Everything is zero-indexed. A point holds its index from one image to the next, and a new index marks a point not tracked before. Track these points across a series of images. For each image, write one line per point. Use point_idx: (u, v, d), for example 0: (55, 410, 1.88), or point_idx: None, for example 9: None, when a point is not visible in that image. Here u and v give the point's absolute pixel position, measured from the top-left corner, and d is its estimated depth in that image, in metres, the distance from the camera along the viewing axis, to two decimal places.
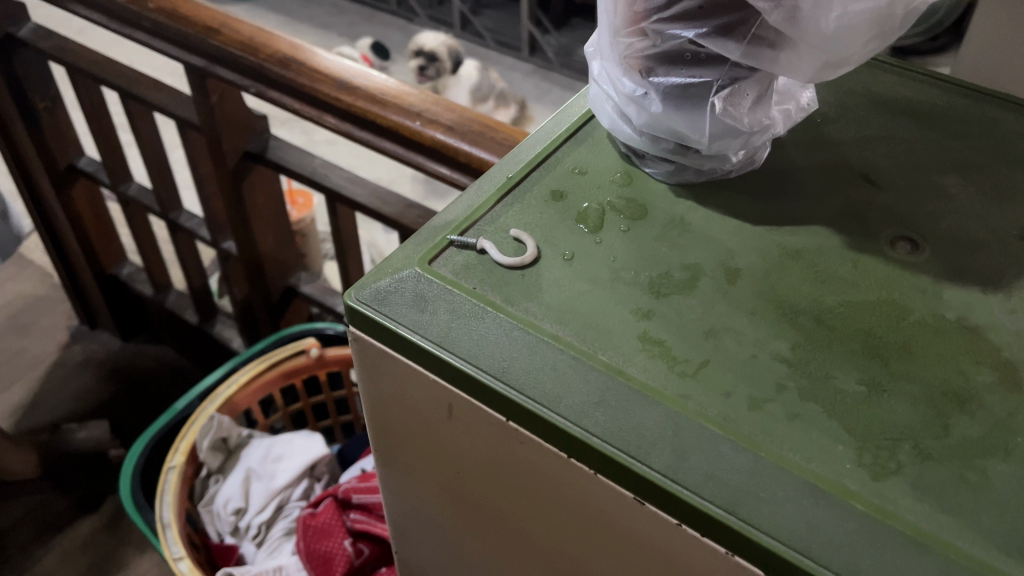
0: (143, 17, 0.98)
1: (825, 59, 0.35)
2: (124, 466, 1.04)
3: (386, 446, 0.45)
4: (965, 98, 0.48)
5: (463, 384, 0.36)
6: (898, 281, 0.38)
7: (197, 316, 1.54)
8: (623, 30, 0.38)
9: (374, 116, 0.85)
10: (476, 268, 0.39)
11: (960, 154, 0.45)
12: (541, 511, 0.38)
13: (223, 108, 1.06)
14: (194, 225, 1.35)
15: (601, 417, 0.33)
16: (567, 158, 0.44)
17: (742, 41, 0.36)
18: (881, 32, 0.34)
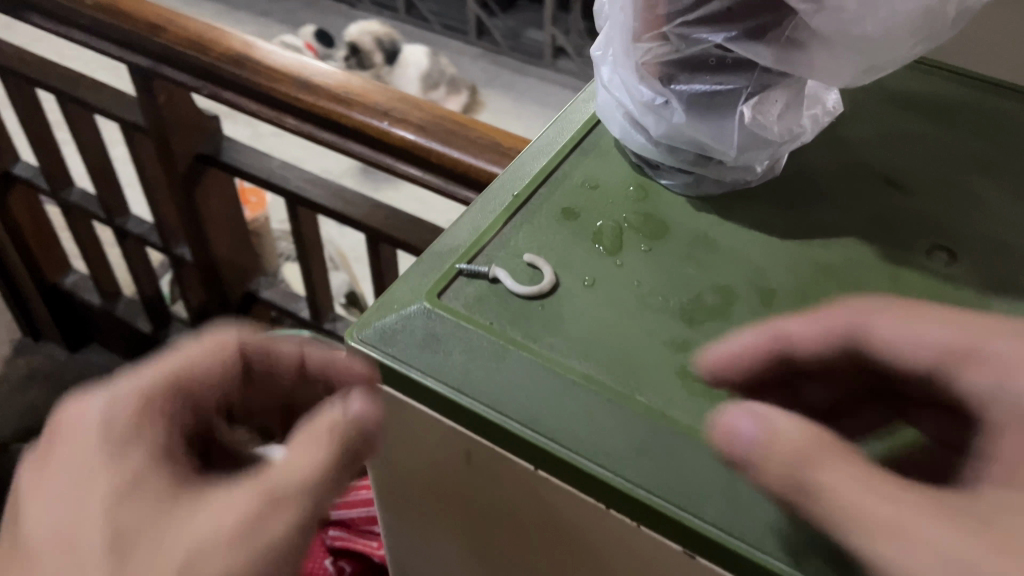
0: (80, 16, 0.92)
1: (868, 63, 0.32)
2: None
3: (389, 489, 0.42)
4: (980, 91, 0.45)
5: (487, 432, 0.33)
6: (941, 296, 0.35)
7: (150, 325, 1.48)
8: (643, 34, 0.35)
9: (339, 116, 0.81)
10: (490, 301, 0.35)
11: (986, 154, 0.42)
12: (571, 560, 0.35)
13: (172, 110, 1.00)
14: (143, 231, 1.29)
15: (645, 466, 0.30)
16: (575, 171, 0.41)
17: (775, 44, 0.33)
18: (928, 35, 0.32)
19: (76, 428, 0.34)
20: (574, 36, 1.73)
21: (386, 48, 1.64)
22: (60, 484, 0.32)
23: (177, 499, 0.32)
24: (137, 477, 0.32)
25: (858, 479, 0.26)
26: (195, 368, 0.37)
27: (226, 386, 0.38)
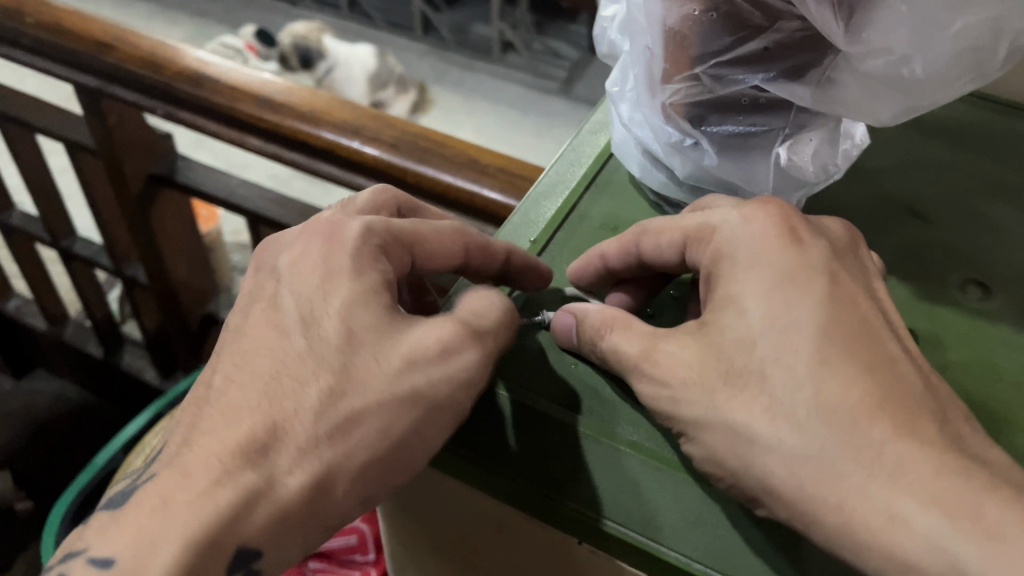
0: (21, 35, 0.87)
1: (909, 102, 0.35)
2: (46, 539, 0.96)
3: (415, 538, 0.43)
4: (989, 112, 0.45)
5: (541, 513, 0.35)
6: (978, 336, 0.35)
7: (101, 350, 1.42)
8: (674, 75, 0.37)
9: (306, 137, 0.77)
10: (536, 377, 0.39)
11: (1000, 181, 0.41)
12: None
13: (122, 131, 0.95)
14: (93, 253, 1.23)
15: (699, 540, 0.33)
16: (593, 210, 0.43)
17: (815, 85, 0.35)
18: (976, 75, 0.34)
19: (339, 236, 0.39)
20: (522, 31, 1.66)
21: (300, 52, 1.56)
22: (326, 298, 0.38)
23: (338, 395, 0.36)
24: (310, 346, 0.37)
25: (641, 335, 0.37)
26: (429, 238, 0.41)
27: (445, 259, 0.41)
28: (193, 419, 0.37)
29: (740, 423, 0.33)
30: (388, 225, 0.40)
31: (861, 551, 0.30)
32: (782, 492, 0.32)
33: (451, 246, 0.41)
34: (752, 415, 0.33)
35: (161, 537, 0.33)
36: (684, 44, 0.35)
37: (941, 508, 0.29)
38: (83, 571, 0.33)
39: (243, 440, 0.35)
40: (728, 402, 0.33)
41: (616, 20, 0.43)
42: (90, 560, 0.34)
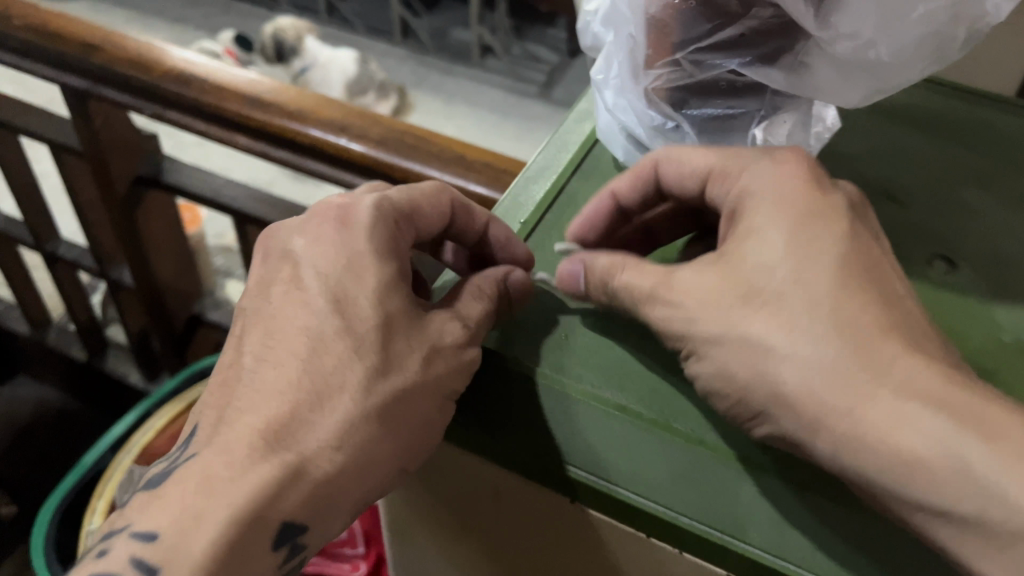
0: (8, 37, 0.88)
1: (875, 86, 0.38)
2: (35, 538, 0.97)
3: (425, 520, 0.45)
4: (959, 101, 0.47)
5: (539, 476, 0.38)
6: (948, 309, 0.37)
7: (86, 353, 1.42)
8: (656, 61, 0.40)
9: (294, 135, 0.78)
10: (528, 343, 0.41)
11: (971, 164, 0.43)
12: None
13: (109, 132, 0.96)
14: (77, 255, 1.23)
15: (685, 496, 0.35)
16: (580, 193, 0.46)
17: (788, 68, 0.38)
18: (935, 58, 0.37)
19: (350, 218, 0.42)
20: (500, 35, 1.68)
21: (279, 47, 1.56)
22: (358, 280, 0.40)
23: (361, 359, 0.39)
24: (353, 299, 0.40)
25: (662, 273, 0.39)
26: (424, 206, 0.44)
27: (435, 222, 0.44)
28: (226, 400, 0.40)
29: (756, 335, 0.35)
30: (390, 200, 0.43)
31: (862, 450, 0.33)
32: (799, 407, 0.34)
33: (441, 204, 0.44)
34: (767, 328, 0.35)
35: (204, 513, 0.36)
36: (665, 32, 0.39)
37: (952, 418, 0.32)
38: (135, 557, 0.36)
39: (274, 426, 0.38)
40: (753, 323, 0.36)
41: (598, 11, 0.45)
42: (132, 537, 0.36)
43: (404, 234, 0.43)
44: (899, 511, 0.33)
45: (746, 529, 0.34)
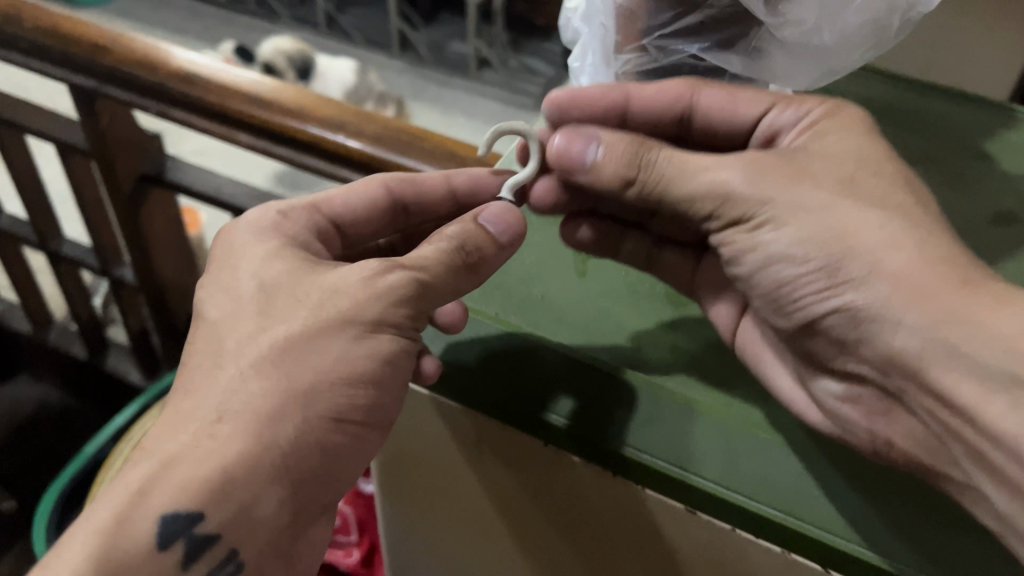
0: (19, 38, 0.91)
1: (817, 68, 0.46)
2: (36, 528, 0.99)
3: (403, 474, 0.55)
4: (914, 93, 0.56)
5: (538, 433, 0.45)
6: None
7: (86, 350, 1.44)
8: (627, 47, 0.49)
9: (294, 132, 0.82)
10: (518, 309, 0.50)
11: (920, 152, 0.50)
12: (561, 527, 0.50)
13: (115, 130, 1.00)
14: (81, 254, 1.26)
15: (659, 442, 0.43)
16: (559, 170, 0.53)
17: (743, 54, 0.46)
18: (869, 42, 0.45)
19: (228, 235, 0.49)
20: (496, 48, 1.93)
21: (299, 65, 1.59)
22: (269, 263, 0.45)
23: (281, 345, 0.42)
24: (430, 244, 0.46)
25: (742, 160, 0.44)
26: (349, 201, 0.52)
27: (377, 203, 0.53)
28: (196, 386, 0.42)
29: (845, 217, 0.41)
30: (307, 206, 0.51)
31: (937, 325, 0.37)
32: (888, 272, 0.39)
33: (375, 190, 0.53)
34: (856, 209, 0.41)
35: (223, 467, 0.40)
36: (634, 21, 0.47)
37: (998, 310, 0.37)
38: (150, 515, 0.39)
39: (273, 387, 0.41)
40: (839, 203, 0.41)
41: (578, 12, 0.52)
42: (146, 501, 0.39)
43: (326, 233, 0.51)
44: (922, 370, 0.39)
45: (716, 471, 0.42)
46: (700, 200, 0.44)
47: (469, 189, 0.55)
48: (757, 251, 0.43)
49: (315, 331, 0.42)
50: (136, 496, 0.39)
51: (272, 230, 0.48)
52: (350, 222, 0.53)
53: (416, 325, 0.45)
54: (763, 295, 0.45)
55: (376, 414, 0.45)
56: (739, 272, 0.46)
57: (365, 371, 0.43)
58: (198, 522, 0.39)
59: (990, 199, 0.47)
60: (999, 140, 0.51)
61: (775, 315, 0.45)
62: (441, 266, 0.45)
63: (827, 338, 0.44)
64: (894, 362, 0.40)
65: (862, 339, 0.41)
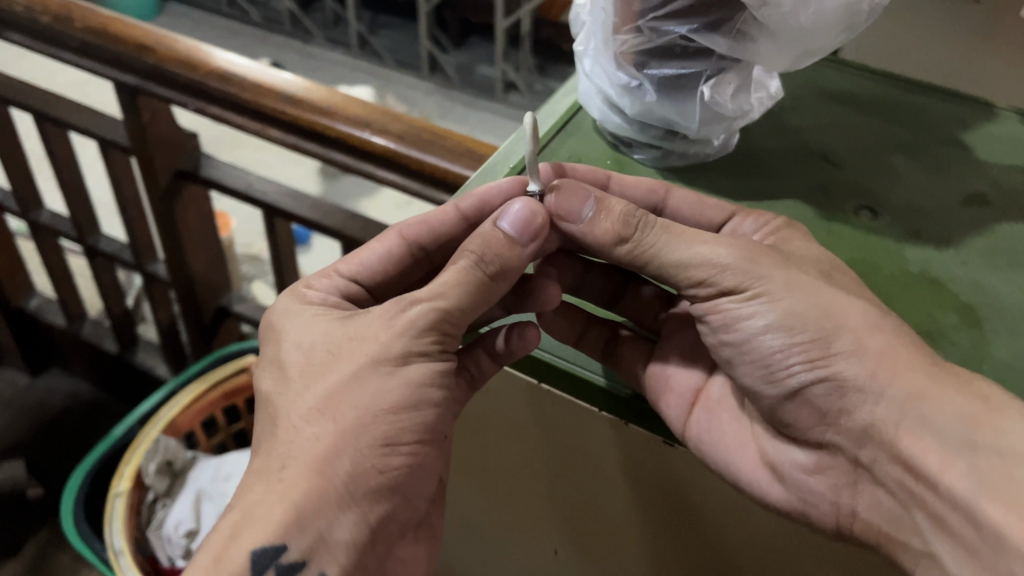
0: (70, 37, 0.97)
1: (802, 49, 0.49)
2: (65, 503, 1.03)
3: (471, 434, 0.62)
4: (897, 89, 0.66)
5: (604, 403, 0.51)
6: (872, 245, 0.51)
7: (117, 345, 1.48)
8: (622, 27, 0.52)
9: (323, 128, 0.86)
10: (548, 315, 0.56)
11: (904, 140, 0.60)
12: (616, 499, 0.56)
13: (155, 128, 1.06)
14: (116, 250, 1.31)
15: (710, 429, 0.51)
16: (562, 148, 0.59)
17: (729, 37, 0.49)
18: (847, 25, 0.48)
19: (268, 326, 0.51)
20: (524, 72, 2.00)
21: None
22: (312, 326, 0.48)
23: (349, 384, 0.44)
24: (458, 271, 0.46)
25: (731, 242, 0.46)
26: (368, 259, 0.54)
27: (397, 250, 0.55)
28: (275, 397, 0.46)
29: (845, 301, 0.43)
30: (333, 275, 0.53)
31: (918, 401, 0.40)
32: (874, 352, 0.42)
33: (390, 239, 0.55)
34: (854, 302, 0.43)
35: (295, 458, 0.43)
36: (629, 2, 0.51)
37: (960, 390, 0.40)
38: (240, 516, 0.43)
39: (332, 400, 0.44)
40: (825, 290, 0.44)
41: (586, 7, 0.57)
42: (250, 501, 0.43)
43: (349, 292, 0.53)
44: (893, 441, 0.41)
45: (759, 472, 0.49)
46: (692, 269, 0.46)
47: (479, 213, 0.54)
48: (756, 319, 0.44)
49: (354, 376, 0.45)
50: (228, 538, 0.43)
51: (304, 304, 0.50)
52: (373, 275, 0.55)
53: (443, 345, 0.47)
54: (751, 362, 0.46)
55: (427, 432, 0.47)
56: (727, 339, 0.47)
57: (402, 398, 0.45)
58: (284, 551, 0.43)
59: (963, 183, 0.56)
60: (975, 132, 0.61)
61: (763, 386, 0.47)
62: (456, 285, 0.46)
63: (808, 410, 0.45)
64: (869, 435, 0.42)
65: (845, 410, 0.43)
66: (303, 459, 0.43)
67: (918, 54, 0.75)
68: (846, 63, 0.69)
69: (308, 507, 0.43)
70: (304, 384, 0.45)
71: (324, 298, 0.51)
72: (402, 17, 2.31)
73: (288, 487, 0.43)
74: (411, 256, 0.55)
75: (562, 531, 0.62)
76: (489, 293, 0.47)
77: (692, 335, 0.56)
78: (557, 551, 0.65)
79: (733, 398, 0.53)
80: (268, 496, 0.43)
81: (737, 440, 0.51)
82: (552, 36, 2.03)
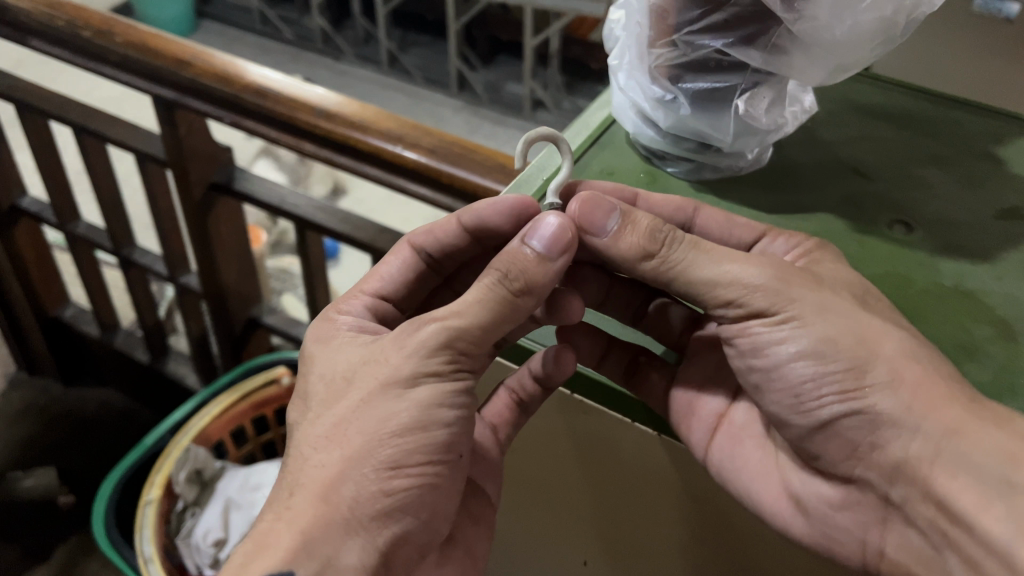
0: (111, 53, 1.00)
1: (836, 65, 0.49)
2: (96, 509, 1.05)
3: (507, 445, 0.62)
4: (930, 102, 0.65)
5: (634, 412, 0.52)
6: (904, 258, 0.51)
7: (149, 355, 1.49)
8: (657, 41, 0.53)
9: (356, 143, 0.87)
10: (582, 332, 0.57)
11: (937, 153, 0.60)
12: (657, 519, 0.55)
13: (190, 140, 1.08)
14: (150, 261, 1.33)
15: (736, 456, 0.51)
16: (594, 162, 0.59)
17: (765, 50, 0.49)
18: (882, 40, 0.48)
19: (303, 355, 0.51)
20: (552, 90, 2.00)
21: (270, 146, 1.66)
22: (338, 354, 0.48)
23: (370, 406, 0.45)
24: (484, 293, 0.46)
25: (762, 263, 0.45)
26: (388, 276, 0.56)
27: (411, 261, 0.56)
28: (299, 428, 0.47)
29: (875, 327, 0.43)
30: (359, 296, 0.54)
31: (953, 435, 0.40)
32: (908, 380, 0.42)
33: (402, 252, 0.56)
34: (885, 325, 0.43)
35: (316, 484, 0.44)
36: (664, 17, 0.51)
37: (998, 425, 0.40)
38: (259, 535, 0.43)
39: (342, 426, 0.45)
40: (859, 316, 0.44)
41: (620, 22, 0.58)
42: (272, 520, 0.44)
43: (378, 309, 0.54)
44: (926, 476, 0.41)
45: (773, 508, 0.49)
46: (722, 287, 0.45)
47: (477, 225, 0.54)
48: (788, 344, 0.44)
49: (368, 402, 0.45)
50: (239, 569, 0.43)
51: (336, 328, 0.51)
52: (396, 290, 0.56)
53: (456, 365, 0.46)
54: (780, 390, 0.46)
55: (439, 457, 0.47)
56: (756, 364, 0.46)
57: (409, 420, 0.45)
58: None
59: (999, 198, 0.55)
60: (1009, 145, 0.60)
61: (792, 417, 0.46)
62: (478, 304, 0.46)
63: (836, 443, 0.45)
64: (900, 470, 0.42)
65: (876, 444, 0.42)
66: (319, 491, 0.43)
67: (949, 71, 0.75)
68: (878, 76, 0.69)
69: (320, 535, 0.42)
70: (323, 410, 0.46)
71: (350, 316, 0.52)
72: (433, 35, 2.34)
73: (298, 515, 0.43)
74: (424, 267, 0.57)
75: (594, 542, 0.62)
76: (515, 309, 0.47)
77: (718, 356, 0.56)
78: (586, 562, 0.64)
79: (757, 425, 0.53)
80: (286, 523, 0.43)
81: (760, 466, 0.50)
82: (580, 55, 2.05)
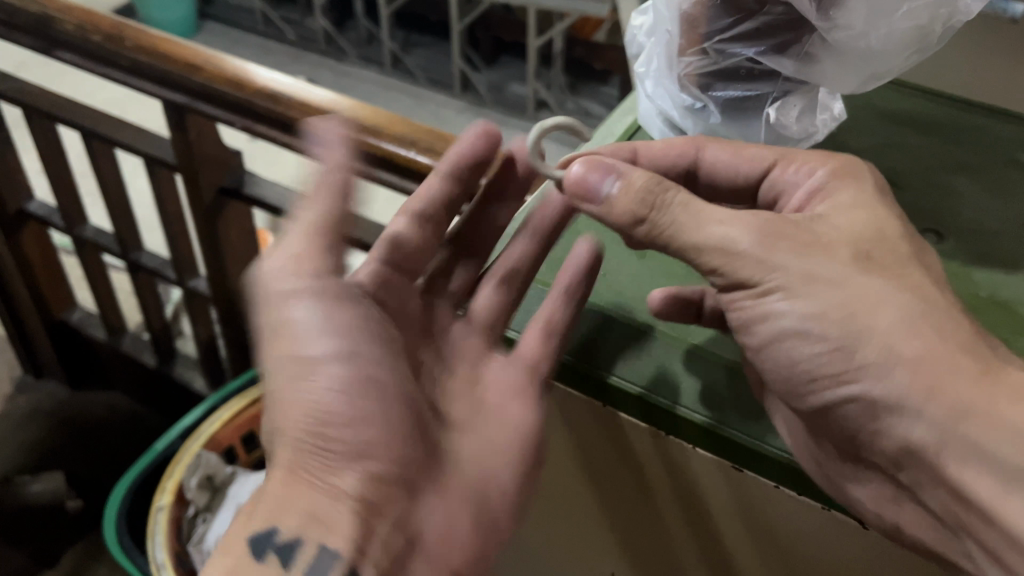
0: (120, 56, 0.99)
1: (870, 71, 0.49)
2: (108, 515, 1.05)
3: None
4: (956, 110, 0.65)
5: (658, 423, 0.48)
6: (939, 268, 0.50)
7: (156, 358, 1.49)
8: (687, 50, 0.52)
9: (368, 147, 0.86)
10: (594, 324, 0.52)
11: (965, 161, 0.59)
12: (692, 526, 0.52)
13: (201, 145, 1.07)
14: (158, 265, 1.33)
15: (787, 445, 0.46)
16: None
17: (796, 58, 0.49)
18: (916, 48, 0.48)
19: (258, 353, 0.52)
20: (555, 91, 2.02)
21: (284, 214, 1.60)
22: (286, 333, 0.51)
23: None
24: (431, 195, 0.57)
25: (749, 224, 0.44)
26: (401, 244, 0.56)
27: (413, 228, 0.56)
28: None
29: (869, 310, 0.42)
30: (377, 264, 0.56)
31: None
32: None
33: (398, 221, 0.56)
34: None
35: None
36: (695, 25, 0.51)
37: None
38: None
39: None
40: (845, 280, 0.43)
41: (644, 29, 0.59)
42: None
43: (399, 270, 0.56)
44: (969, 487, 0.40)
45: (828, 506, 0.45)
46: (709, 251, 0.44)
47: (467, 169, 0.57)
48: (772, 319, 0.44)
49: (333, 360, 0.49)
50: None
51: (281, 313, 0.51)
52: (409, 256, 0.57)
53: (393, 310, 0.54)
54: (773, 363, 0.46)
55: None
56: (747, 338, 0.46)
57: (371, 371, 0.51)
58: None
59: None
60: None
61: (790, 398, 0.47)
62: (439, 184, 0.57)
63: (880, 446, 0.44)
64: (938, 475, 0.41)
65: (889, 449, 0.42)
66: None
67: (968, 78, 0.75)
68: (902, 84, 0.68)
69: None
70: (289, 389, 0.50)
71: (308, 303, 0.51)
72: (435, 36, 2.34)
73: None
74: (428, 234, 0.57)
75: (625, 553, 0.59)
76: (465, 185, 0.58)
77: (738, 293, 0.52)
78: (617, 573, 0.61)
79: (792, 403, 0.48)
80: None
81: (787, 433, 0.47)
82: (584, 56, 2.04)
